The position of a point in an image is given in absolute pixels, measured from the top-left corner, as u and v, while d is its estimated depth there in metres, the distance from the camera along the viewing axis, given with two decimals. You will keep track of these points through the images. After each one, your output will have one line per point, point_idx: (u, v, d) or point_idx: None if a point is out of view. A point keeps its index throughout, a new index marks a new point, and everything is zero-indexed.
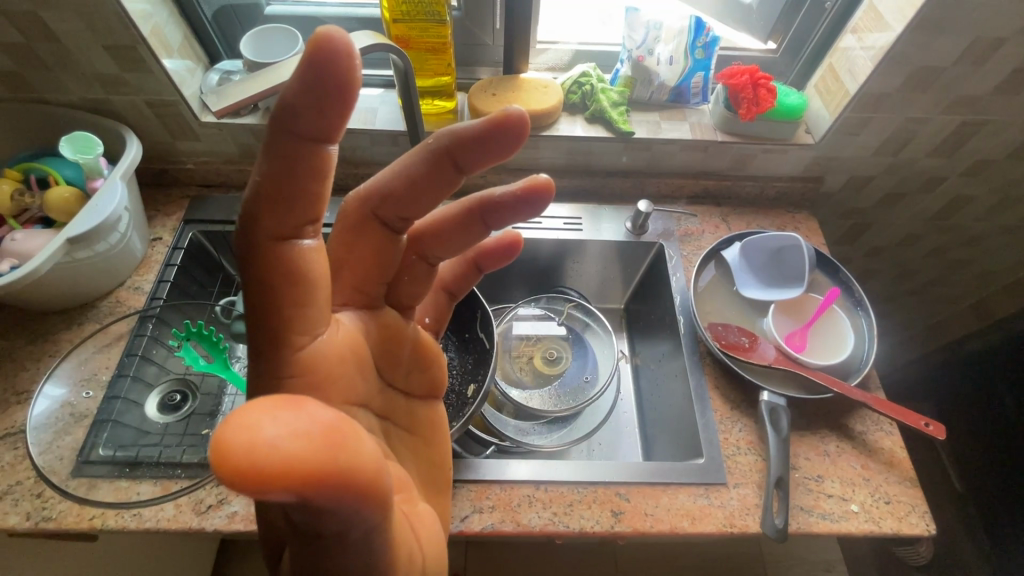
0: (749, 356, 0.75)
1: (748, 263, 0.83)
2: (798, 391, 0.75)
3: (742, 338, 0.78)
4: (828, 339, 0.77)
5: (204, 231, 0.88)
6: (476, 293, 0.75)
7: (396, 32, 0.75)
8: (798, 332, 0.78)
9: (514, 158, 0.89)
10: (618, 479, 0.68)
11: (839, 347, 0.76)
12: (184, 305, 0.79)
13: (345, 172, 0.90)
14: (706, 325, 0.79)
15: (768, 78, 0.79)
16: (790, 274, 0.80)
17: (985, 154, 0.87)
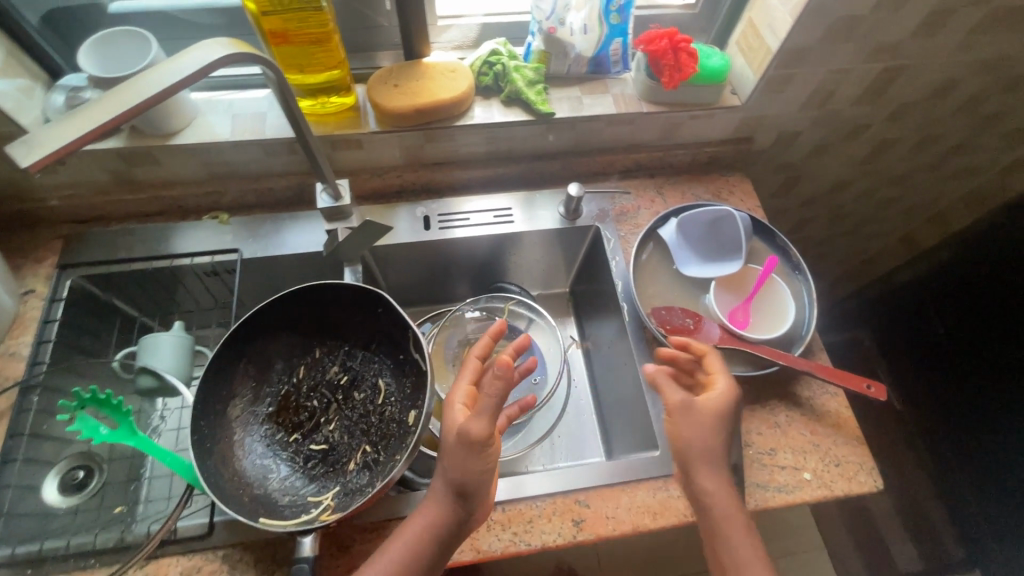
0: (692, 341, 0.74)
1: (683, 240, 0.80)
2: (744, 367, 0.74)
3: (686, 321, 0.76)
4: (769, 312, 0.76)
5: (86, 276, 0.76)
6: (404, 314, 0.68)
7: (270, 25, 0.65)
8: (739, 308, 0.76)
9: (431, 152, 0.81)
10: (576, 487, 0.66)
11: (780, 319, 0.75)
12: (72, 367, 0.70)
13: (242, 189, 0.80)
14: (650, 312, 0.77)
15: (688, 41, 0.74)
16: (728, 247, 0.78)
17: (908, 98, 0.86)
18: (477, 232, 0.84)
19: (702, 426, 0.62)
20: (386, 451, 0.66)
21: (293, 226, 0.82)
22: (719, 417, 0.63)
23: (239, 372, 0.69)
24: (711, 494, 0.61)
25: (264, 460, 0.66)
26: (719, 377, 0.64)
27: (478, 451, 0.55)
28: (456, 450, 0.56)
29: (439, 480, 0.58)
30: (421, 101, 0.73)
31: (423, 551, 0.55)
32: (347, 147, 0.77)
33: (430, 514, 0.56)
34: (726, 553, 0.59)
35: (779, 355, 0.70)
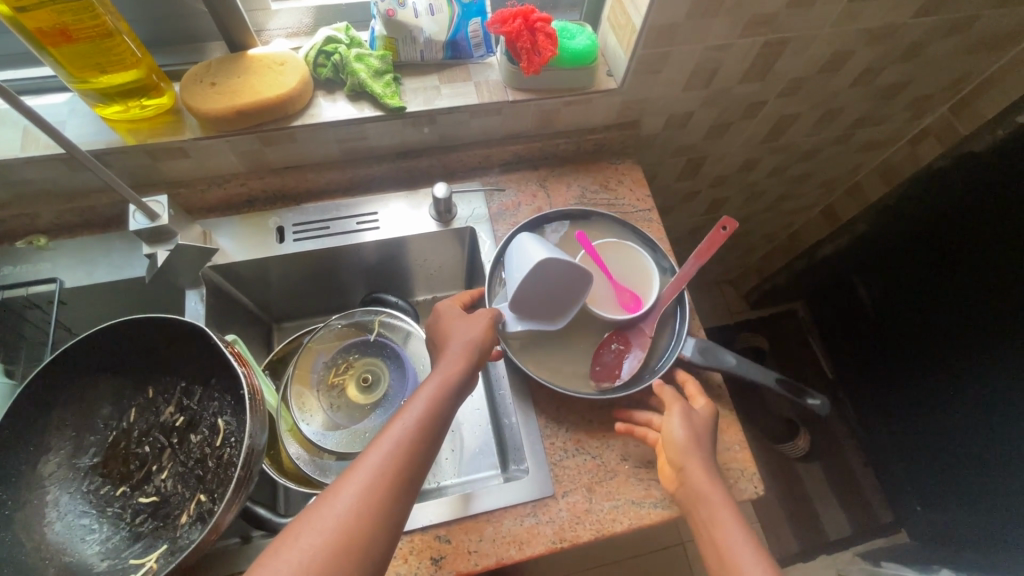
0: (639, 358, 0.71)
1: (541, 315, 0.70)
2: (675, 322, 0.73)
3: (615, 351, 0.72)
4: (628, 268, 0.75)
5: None
6: (215, 339, 0.60)
7: (37, 23, 0.53)
8: (620, 292, 0.73)
9: (275, 156, 0.72)
10: (435, 521, 0.61)
11: (642, 266, 0.74)
12: None
13: (58, 210, 0.71)
14: (595, 381, 0.70)
15: (545, 20, 0.66)
16: (562, 290, 0.69)
17: (798, 72, 0.81)
18: (358, 239, 0.77)
19: (701, 430, 0.61)
20: (220, 501, 0.59)
21: (124, 248, 0.73)
22: (710, 431, 0.62)
23: (52, 422, 0.61)
24: (715, 505, 0.55)
25: (82, 520, 0.59)
26: (701, 399, 0.66)
27: (484, 324, 0.63)
28: (472, 325, 0.63)
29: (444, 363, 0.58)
30: (241, 102, 0.64)
31: (430, 428, 0.51)
32: (171, 156, 0.68)
33: (440, 389, 0.55)
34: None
35: (682, 283, 0.69)
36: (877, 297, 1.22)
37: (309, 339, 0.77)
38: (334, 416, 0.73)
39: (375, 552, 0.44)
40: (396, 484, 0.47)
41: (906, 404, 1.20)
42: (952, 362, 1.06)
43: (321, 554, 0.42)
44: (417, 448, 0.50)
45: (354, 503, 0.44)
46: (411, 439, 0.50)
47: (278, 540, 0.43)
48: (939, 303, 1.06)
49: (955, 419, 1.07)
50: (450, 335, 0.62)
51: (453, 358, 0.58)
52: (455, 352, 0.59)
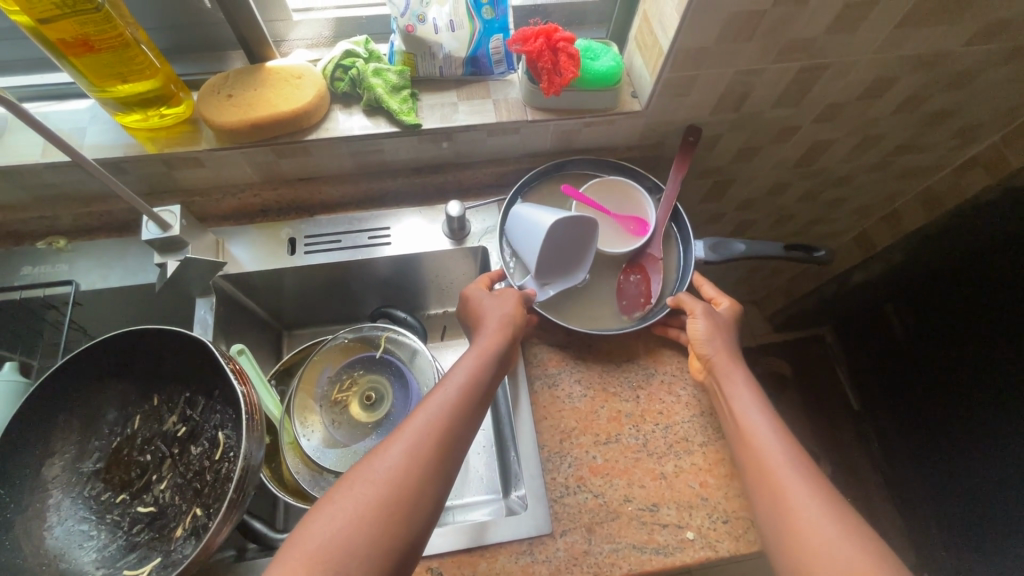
0: (661, 281, 0.73)
1: (562, 271, 0.72)
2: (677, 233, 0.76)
3: (638, 281, 0.74)
4: (620, 199, 0.76)
5: None
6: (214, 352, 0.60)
7: (60, 34, 0.53)
8: (624, 222, 0.75)
9: (291, 168, 0.72)
10: (429, 553, 0.60)
11: (633, 193, 0.75)
12: None
13: (76, 213, 0.72)
14: (631, 314, 0.72)
15: (568, 40, 0.64)
16: (574, 247, 0.70)
17: (836, 98, 0.76)
18: (371, 254, 0.76)
19: (724, 325, 0.66)
20: (214, 516, 0.59)
21: (139, 253, 0.73)
22: (732, 326, 0.67)
23: (58, 426, 0.62)
24: (735, 385, 0.61)
25: (81, 527, 0.60)
26: (721, 298, 0.69)
27: (516, 300, 0.66)
28: (503, 301, 0.66)
29: (481, 340, 0.61)
30: (257, 115, 0.63)
31: (470, 398, 0.54)
32: (188, 165, 0.68)
33: (478, 363, 0.57)
34: (756, 454, 0.55)
35: (671, 199, 0.73)
36: (905, 332, 1.16)
37: (316, 350, 0.77)
38: (335, 433, 0.73)
39: (424, 504, 0.47)
40: (441, 445, 0.50)
41: (933, 449, 1.13)
42: (983, 407, 1.00)
43: (374, 502, 0.45)
44: (459, 414, 0.53)
45: (403, 458, 0.48)
46: (453, 406, 0.53)
47: (333, 488, 0.47)
48: (971, 338, 1.00)
49: (983, 470, 1.01)
50: (484, 315, 0.64)
51: (488, 336, 0.61)
52: (489, 331, 0.62)
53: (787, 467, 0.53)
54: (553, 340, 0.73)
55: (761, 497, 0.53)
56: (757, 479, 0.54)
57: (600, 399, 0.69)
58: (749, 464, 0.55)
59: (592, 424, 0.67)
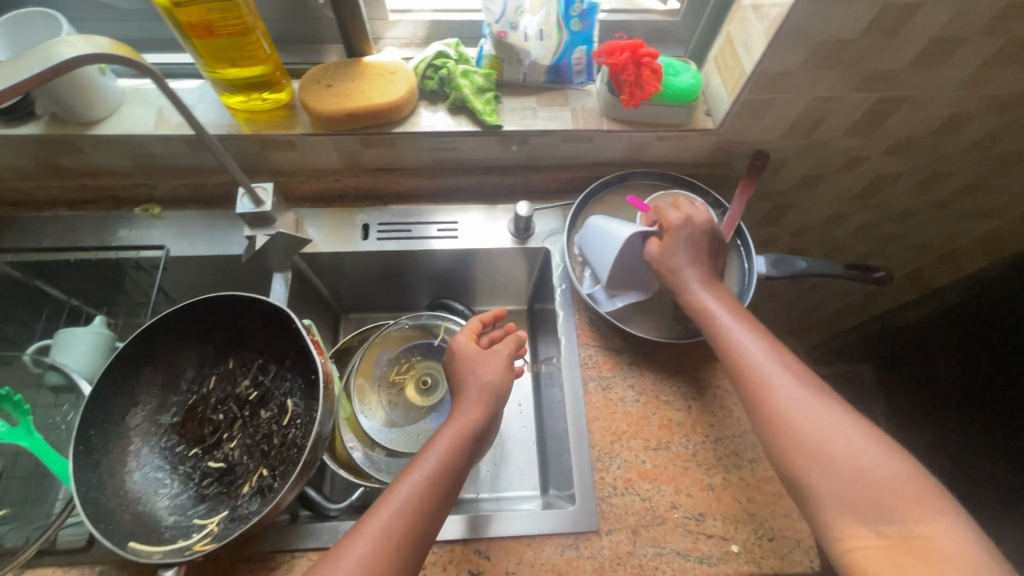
0: None
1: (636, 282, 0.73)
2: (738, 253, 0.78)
3: None
4: None
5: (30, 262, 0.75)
6: (292, 316, 0.64)
7: (188, 17, 0.58)
8: None
9: (376, 158, 0.76)
10: (476, 535, 0.62)
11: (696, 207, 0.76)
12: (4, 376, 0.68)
13: (174, 184, 0.78)
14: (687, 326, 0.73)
15: (652, 55, 0.66)
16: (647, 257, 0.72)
17: (910, 132, 0.77)
18: (419, 246, 0.80)
19: (675, 247, 0.66)
20: (280, 478, 0.62)
21: (225, 225, 0.78)
22: (683, 240, 0.66)
23: (143, 378, 0.66)
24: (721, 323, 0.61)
25: (157, 474, 0.64)
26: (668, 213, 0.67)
27: (500, 366, 0.64)
28: (491, 366, 0.64)
29: (461, 413, 0.60)
30: (353, 106, 0.67)
31: (443, 485, 0.54)
32: (281, 148, 0.73)
33: (452, 445, 0.57)
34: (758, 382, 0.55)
35: (736, 218, 0.75)
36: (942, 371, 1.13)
37: (377, 332, 0.80)
38: (391, 414, 0.76)
39: None
40: (405, 542, 0.50)
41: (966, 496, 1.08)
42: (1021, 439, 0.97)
43: None
44: (427, 505, 0.52)
45: (366, 558, 0.48)
46: (419, 499, 0.52)
47: None
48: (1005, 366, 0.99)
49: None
50: (465, 384, 0.63)
51: (470, 410, 0.60)
52: (464, 403, 0.61)
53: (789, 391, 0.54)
54: (609, 345, 0.74)
55: (755, 413, 0.55)
56: (751, 395, 0.56)
57: (652, 406, 0.70)
58: (741, 381, 0.57)
59: (643, 430, 0.69)
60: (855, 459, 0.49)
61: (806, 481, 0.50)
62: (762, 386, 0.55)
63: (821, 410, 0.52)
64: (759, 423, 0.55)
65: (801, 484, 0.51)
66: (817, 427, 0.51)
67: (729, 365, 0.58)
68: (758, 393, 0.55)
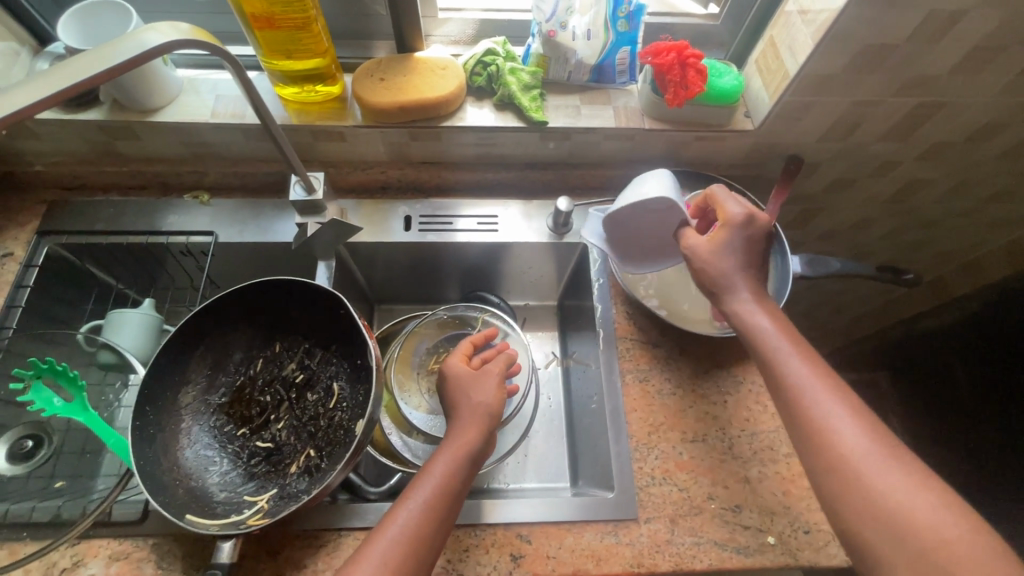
0: None
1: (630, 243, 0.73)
2: (774, 252, 0.79)
3: None
4: None
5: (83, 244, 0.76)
6: (342, 297, 0.66)
7: (253, 9, 0.60)
8: None
9: (421, 151, 0.78)
10: (519, 520, 0.63)
11: None
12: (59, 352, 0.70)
13: (224, 171, 0.80)
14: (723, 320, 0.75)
15: (698, 56, 0.68)
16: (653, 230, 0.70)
17: (945, 137, 0.78)
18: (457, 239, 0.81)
19: (729, 245, 0.60)
20: (328, 458, 0.64)
21: (271, 213, 0.80)
22: (739, 241, 0.60)
23: (195, 358, 0.68)
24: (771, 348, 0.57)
25: (208, 452, 0.65)
26: (727, 204, 0.62)
27: (493, 387, 0.64)
28: (483, 385, 0.64)
29: (457, 433, 0.59)
30: (406, 99, 0.70)
31: (443, 508, 0.53)
32: (330, 139, 0.75)
33: (450, 467, 0.56)
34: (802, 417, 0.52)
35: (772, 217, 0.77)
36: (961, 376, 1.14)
37: (418, 321, 0.82)
38: (428, 401, 0.78)
39: None
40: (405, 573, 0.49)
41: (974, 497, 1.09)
42: None
43: None
44: (428, 529, 0.52)
45: None
46: (416, 528, 0.51)
47: None
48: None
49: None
50: (458, 406, 0.62)
51: (465, 430, 0.59)
52: (458, 425, 0.60)
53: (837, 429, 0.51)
54: (646, 338, 0.76)
55: (802, 446, 0.52)
56: (800, 432, 0.52)
57: (688, 399, 0.71)
58: (794, 415, 0.53)
59: (679, 422, 0.70)
60: (921, 518, 0.45)
61: (858, 530, 0.47)
62: (819, 423, 0.51)
63: (884, 462, 0.48)
64: (812, 460, 0.51)
65: (851, 528, 0.48)
66: (878, 478, 0.48)
67: (783, 397, 0.54)
68: (810, 430, 0.52)
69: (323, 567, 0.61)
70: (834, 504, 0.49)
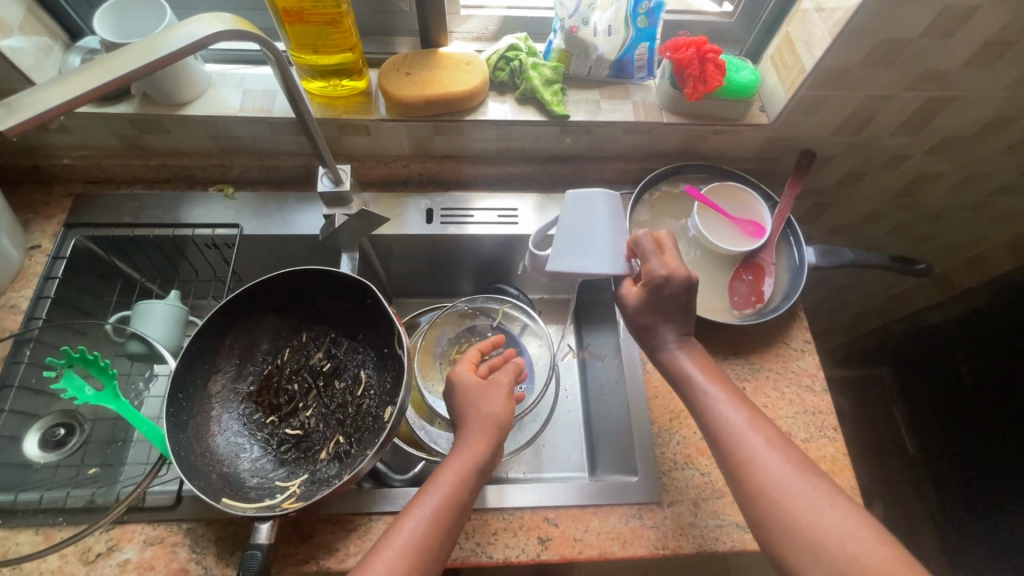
0: (772, 283, 0.77)
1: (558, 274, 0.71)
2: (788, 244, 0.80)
3: (749, 281, 0.78)
4: (738, 202, 0.80)
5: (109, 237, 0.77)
6: (369, 283, 0.67)
7: (285, 3, 0.62)
8: (741, 224, 0.80)
9: (443, 145, 0.80)
10: (545, 504, 0.64)
11: (751, 199, 0.80)
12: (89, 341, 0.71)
13: (249, 165, 0.81)
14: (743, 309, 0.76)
15: (717, 52, 0.70)
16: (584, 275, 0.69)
17: (954, 131, 0.80)
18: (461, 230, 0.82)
19: (648, 304, 0.62)
20: (358, 444, 0.65)
21: (296, 206, 0.81)
22: (656, 298, 0.61)
23: (224, 347, 0.69)
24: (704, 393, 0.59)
25: (238, 438, 0.66)
26: (650, 263, 0.61)
27: (503, 398, 0.62)
28: (490, 395, 0.62)
29: (464, 440, 0.59)
30: (431, 92, 0.71)
31: (450, 518, 0.53)
32: (355, 132, 0.77)
33: (458, 476, 0.55)
34: (743, 459, 0.54)
35: (786, 211, 0.78)
36: (963, 369, 1.14)
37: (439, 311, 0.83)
38: None
39: None
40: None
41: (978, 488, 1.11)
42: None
43: None
44: (435, 538, 0.52)
45: None
46: (426, 536, 0.51)
47: None
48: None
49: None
50: (467, 415, 0.60)
51: (472, 439, 0.58)
52: (470, 433, 0.59)
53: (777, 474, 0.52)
54: None
55: (740, 485, 0.53)
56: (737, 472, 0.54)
57: None
58: (721, 451, 0.56)
59: None
60: (838, 540, 0.47)
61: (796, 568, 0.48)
62: (744, 457, 0.54)
63: (804, 487, 0.51)
64: (745, 502, 0.53)
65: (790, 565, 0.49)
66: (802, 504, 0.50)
67: (717, 441, 0.56)
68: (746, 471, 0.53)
69: (355, 550, 0.62)
70: (761, 531, 0.51)
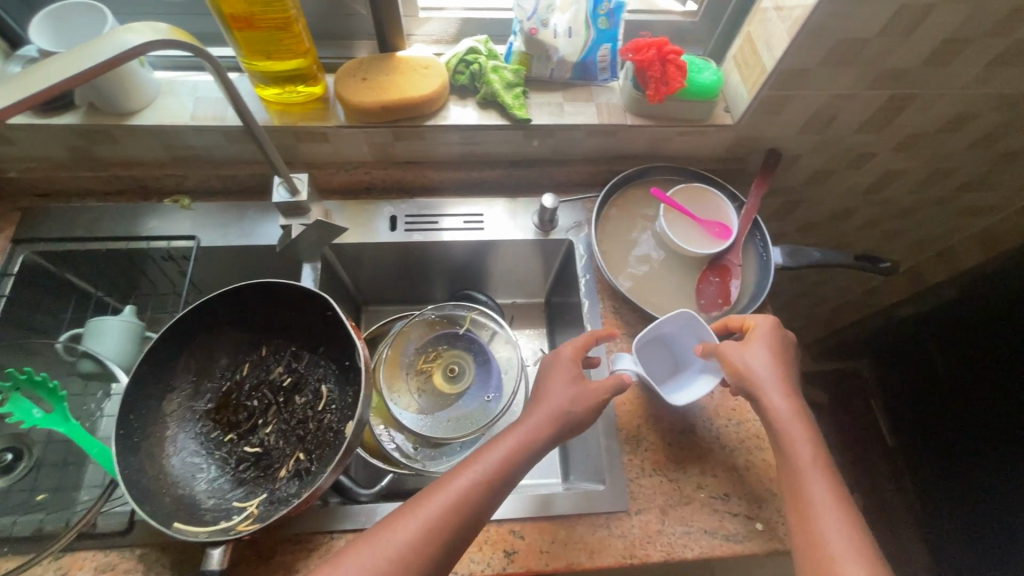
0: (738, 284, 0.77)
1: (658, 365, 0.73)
2: (755, 242, 0.80)
3: (716, 284, 0.77)
4: (705, 203, 0.80)
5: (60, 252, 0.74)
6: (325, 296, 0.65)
7: (231, 9, 0.59)
8: (708, 226, 0.78)
9: (405, 151, 0.78)
10: (511, 516, 0.63)
11: (718, 200, 0.79)
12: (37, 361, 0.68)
13: (205, 175, 0.79)
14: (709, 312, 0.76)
15: (678, 53, 0.69)
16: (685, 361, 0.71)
17: (918, 128, 0.80)
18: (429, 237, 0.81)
19: (756, 348, 0.63)
20: (318, 461, 0.63)
21: (255, 216, 0.79)
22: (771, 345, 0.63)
23: (179, 365, 0.67)
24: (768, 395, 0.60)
25: (194, 459, 0.64)
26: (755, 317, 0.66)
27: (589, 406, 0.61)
28: (578, 393, 0.61)
29: (534, 418, 0.59)
30: (388, 98, 0.69)
31: (493, 492, 0.54)
32: (312, 140, 0.75)
33: (515, 451, 0.56)
34: (794, 470, 0.56)
35: (752, 211, 0.78)
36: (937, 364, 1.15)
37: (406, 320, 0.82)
38: (419, 400, 0.78)
39: None
40: (437, 547, 0.50)
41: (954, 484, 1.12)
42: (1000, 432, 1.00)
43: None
44: (478, 508, 0.52)
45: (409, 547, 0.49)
46: (468, 499, 0.52)
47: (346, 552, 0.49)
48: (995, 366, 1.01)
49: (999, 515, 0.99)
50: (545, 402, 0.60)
51: (541, 425, 0.58)
52: (541, 421, 0.59)
53: (821, 497, 0.54)
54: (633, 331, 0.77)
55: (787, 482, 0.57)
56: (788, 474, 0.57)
57: None
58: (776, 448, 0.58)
59: (668, 414, 0.71)
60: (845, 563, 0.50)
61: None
62: (794, 466, 0.56)
63: (836, 516, 0.53)
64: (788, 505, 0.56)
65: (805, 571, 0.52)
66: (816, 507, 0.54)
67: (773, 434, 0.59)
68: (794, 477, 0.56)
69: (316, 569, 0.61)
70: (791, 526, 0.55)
